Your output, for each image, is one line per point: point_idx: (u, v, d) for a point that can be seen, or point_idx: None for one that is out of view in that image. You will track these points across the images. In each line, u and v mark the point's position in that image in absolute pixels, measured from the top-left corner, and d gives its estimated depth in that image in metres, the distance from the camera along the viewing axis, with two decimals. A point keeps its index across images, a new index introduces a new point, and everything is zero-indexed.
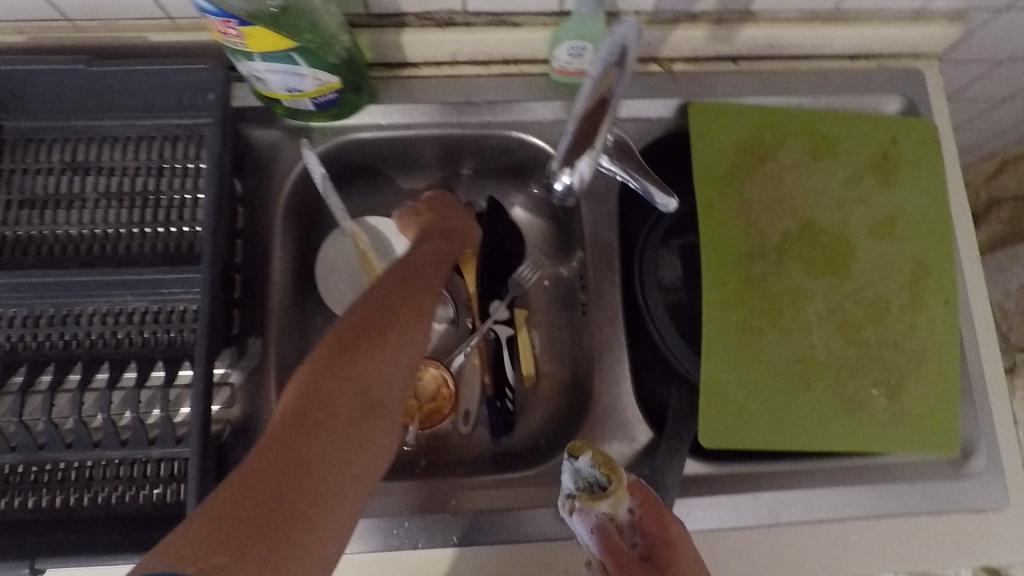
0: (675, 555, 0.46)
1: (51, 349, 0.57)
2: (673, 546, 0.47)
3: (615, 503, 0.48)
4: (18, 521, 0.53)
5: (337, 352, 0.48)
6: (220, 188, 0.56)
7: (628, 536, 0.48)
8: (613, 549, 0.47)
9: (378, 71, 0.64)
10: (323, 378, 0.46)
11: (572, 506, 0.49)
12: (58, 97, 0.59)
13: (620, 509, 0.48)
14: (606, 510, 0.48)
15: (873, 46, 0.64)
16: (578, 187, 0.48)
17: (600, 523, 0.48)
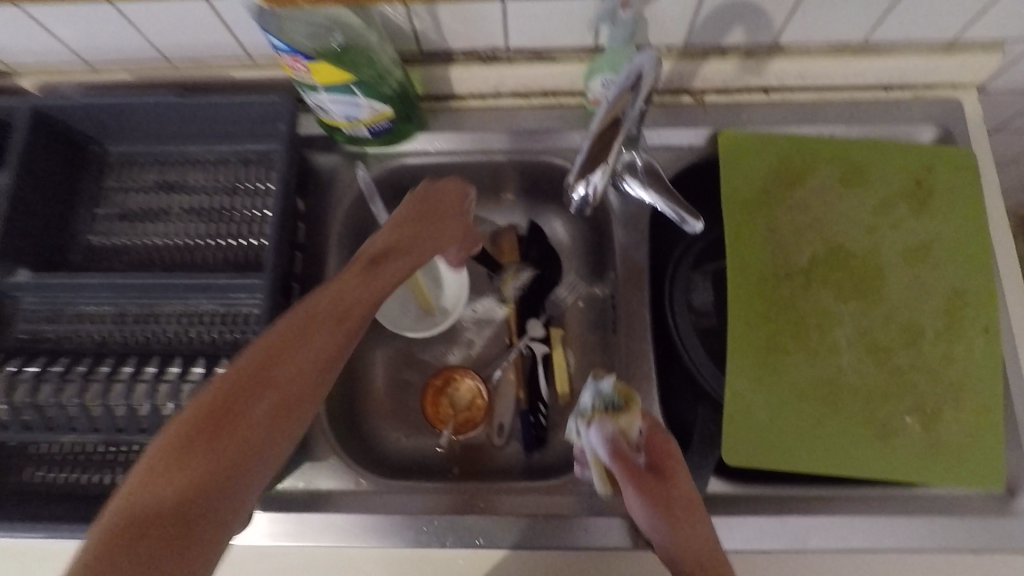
0: (676, 471, 0.50)
1: (134, 342, 0.65)
2: (674, 464, 0.50)
3: (632, 422, 0.51)
4: (95, 494, 0.60)
5: (188, 446, 0.42)
6: (284, 204, 0.63)
7: (635, 450, 0.51)
8: (626, 457, 0.49)
9: (429, 103, 0.71)
10: (150, 502, 0.39)
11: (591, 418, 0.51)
12: (156, 126, 0.69)
13: (634, 429, 0.51)
14: (622, 426, 0.51)
15: (907, 76, 0.65)
16: (592, 200, 0.50)
17: (616, 435, 0.50)
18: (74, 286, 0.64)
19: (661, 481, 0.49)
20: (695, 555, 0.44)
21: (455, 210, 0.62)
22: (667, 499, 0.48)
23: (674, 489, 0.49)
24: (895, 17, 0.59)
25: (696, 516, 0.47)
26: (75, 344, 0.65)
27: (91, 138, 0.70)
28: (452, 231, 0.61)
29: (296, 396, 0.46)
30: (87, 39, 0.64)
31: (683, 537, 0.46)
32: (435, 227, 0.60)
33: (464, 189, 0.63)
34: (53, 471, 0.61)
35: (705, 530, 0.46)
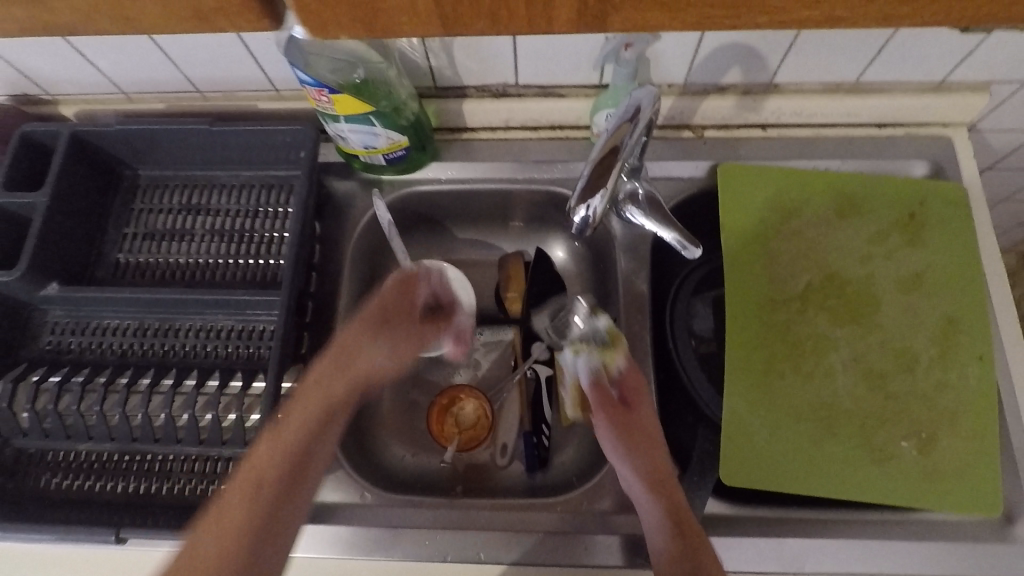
0: (642, 407, 0.59)
1: (153, 355, 0.67)
2: (642, 402, 0.60)
3: (614, 361, 0.61)
4: (108, 502, 0.61)
5: None
6: (301, 226, 0.66)
7: (613, 383, 0.61)
8: (603, 388, 0.60)
9: (442, 134, 0.75)
10: None
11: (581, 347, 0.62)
12: (184, 152, 0.73)
13: (615, 365, 0.61)
14: (606, 361, 0.61)
15: (898, 115, 0.68)
16: (592, 222, 0.52)
17: (598, 368, 0.61)
18: (101, 300, 0.67)
19: (629, 412, 0.59)
20: (646, 477, 0.55)
21: (389, 319, 0.63)
22: (631, 428, 0.58)
23: (640, 419, 0.58)
24: (884, 59, 0.63)
25: (653, 445, 0.57)
26: (96, 355, 0.68)
27: (122, 163, 0.74)
28: (390, 343, 0.62)
29: (236, 569, 0.47)
30: (126, 71, 0.68)
31: (640, 462, 0.56)
32: (368, 345, 0.60)
33: (398, 291, 0.64)
34: (69, 479, 0.63)
35: (659, 458, 0.56)
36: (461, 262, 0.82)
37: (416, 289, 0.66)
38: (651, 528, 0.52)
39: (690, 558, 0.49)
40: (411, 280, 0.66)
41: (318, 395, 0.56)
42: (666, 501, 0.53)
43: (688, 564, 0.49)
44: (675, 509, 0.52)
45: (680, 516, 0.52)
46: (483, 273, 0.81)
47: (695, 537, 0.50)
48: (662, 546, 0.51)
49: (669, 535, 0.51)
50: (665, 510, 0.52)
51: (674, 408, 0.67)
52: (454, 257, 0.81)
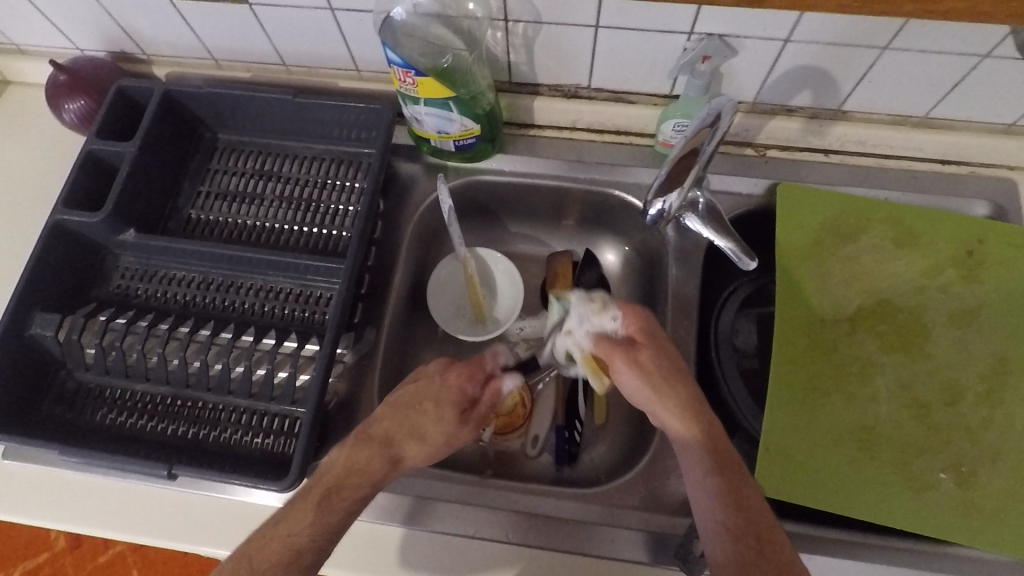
0: (652, 343, 0.57)
1: (213, 309, 0.70)
2: (650, 338, 0.58)
3: (602, 316, 0.60)
4: (157, 443, 0.64)
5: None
6: (371, 202, 0.68)
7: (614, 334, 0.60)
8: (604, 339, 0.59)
9: (510, 128, 0.78)
10: None
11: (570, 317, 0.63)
12: (263, 120, 0.76)
13: (609, 317, 0.60)
14: (595, 317, 0.61)
15: (963, 154, 0.69)
16: (670, 213, 0.57)
17: (591, 325, 0.61)
18: (172, 250, 0.70)
19: (639, 349, 0.57)
20: (677, 413, 0.53)
21: (437, 416, 0.56)
22: (650, 366, 0.56)
23: (654, 353, 0.57)
24: (958, 95, 0.63)
25: (679, 381, 0.55)
26: (160, 303, 0.71)
27: (203, 124, 0.77)
28: (434, 447, 0.55)
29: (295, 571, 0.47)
30: (220, 38, 0.72)
31: (668, 399, 0.54)
32: (413, 445, 0.54)
33: (456, 385, 0.59)
34: (122, 416, 0.65)
35: (689, 393, 0.54)
36: (511, 254, 0.84)
37: (472, 384, 0.60)
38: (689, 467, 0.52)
39: (732, 488, 0.49)
40: (469, 371, 0.60)
41: (358, 486, 0.51)
42: (701, 437, 0.52)
43: (730, 498, 0.49)
44: (711, 444, 0.52)
45: (718, 451, 0.51)
46: (532, 268, 0.83)
47: (736, 475, 0.50)
48: (704, 484, 0.50)
49: (710, 472, 0.50)
50: (703, 446, 0.52)
51: None
52: (505, 249, 0.84)
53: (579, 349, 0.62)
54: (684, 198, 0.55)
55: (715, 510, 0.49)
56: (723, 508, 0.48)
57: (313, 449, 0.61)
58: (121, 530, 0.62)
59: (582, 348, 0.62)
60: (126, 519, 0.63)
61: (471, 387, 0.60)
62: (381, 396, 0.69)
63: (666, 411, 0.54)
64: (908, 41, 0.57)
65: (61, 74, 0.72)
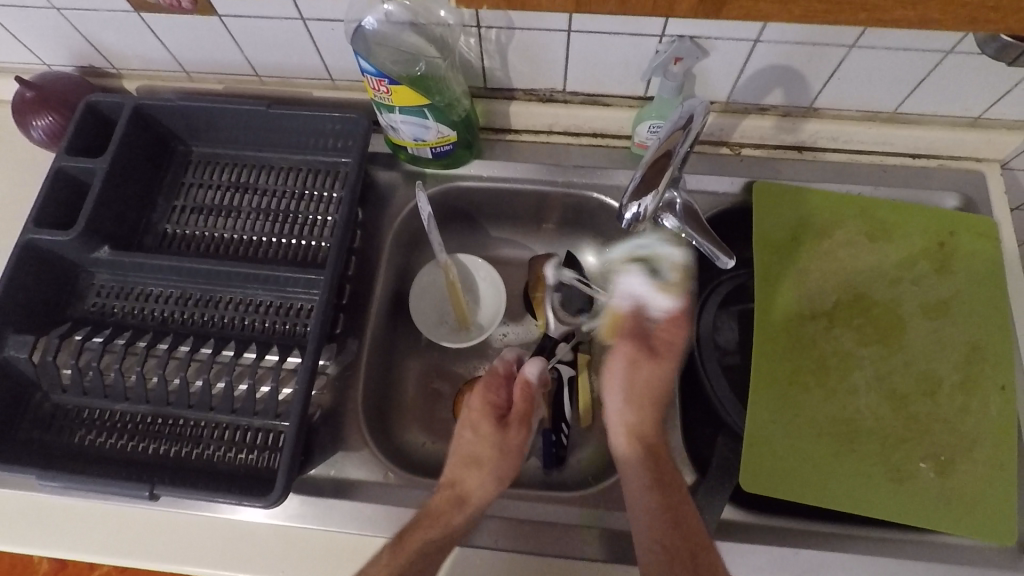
0: (668, 355, 0.64)
1: (192, 324, 0.69)
2: (672, 351, 0.64)
3: (662, 297, 0.66)
4: (139, 462, 0.63)
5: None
6: (349, 212, 0.68)
7: (651, 321, 0.66)
8: (636, 325, 0.66)
9: (487, 134, 0.78)
10: None
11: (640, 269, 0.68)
12: (237, 132, 0.76)
13: (660, 300, 0.66)
14: (655, 292, 0.66)
15: (933, 147, 0.70)
16: (645, 217, 0.56)
17: (644, 298, 0.67)
18: (148, 266, 0.69)
19: (648, 359, 0.64)
20: (635, 439, 0.60)
21: (479, 438, 0.62)
22: (636, 385, 0.63)
23: (655, 370, 0.64)
24: (925, 90, 0.64)
25: (652, 407, 0.62)
26: (137, 320, 0.70)
27: (176, 137, 0.76)
28: (494, 463, 0.60)
29: None
30: (190, 50, 0.71)
31: (636, 423, 0.61)
32: (472, 474, 0.59)
33: (482, 404, 0.64)
34: (102, 436, 0.64)
35: (653, 420, 0.61)
36: (493, 259, 0.84)
37: (495, 394, 0.64)
38: (636, 490, 0.57)
39: (669, 512, 0.54)
40: (491, 383, 0.65)
41: (436, 526, 0.55)
42: (650, 462, 0.58)
43: (667, 520, 0.54)
44: (659, 469, 0.58)
45: (661, 474, 0.57)
46: (513, 272, 0.83)
47: (677, 495, 0.56)
48: (643, 503, 0.55)
49: (652, 493, 0.56)
50: (646, 469, 0.58)
51: (693, 413, 0.68)
52: (487, 254, 0.84)
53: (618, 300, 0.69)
54: (659, 201, 0.54)
55: (654, 528, 0.54)
56: (659, 530, 0.53)
57: (298, 463, 0.60)
58: (105, 553, 0.61)
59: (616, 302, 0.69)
60: (109, 541, 0.62)
61: (500, 398, 0.65)
62: (366, 406, 0.68)
63: (625, 434, 0.61)
64: (874, 40, 0.58)
65: (27, 91, 0.71)
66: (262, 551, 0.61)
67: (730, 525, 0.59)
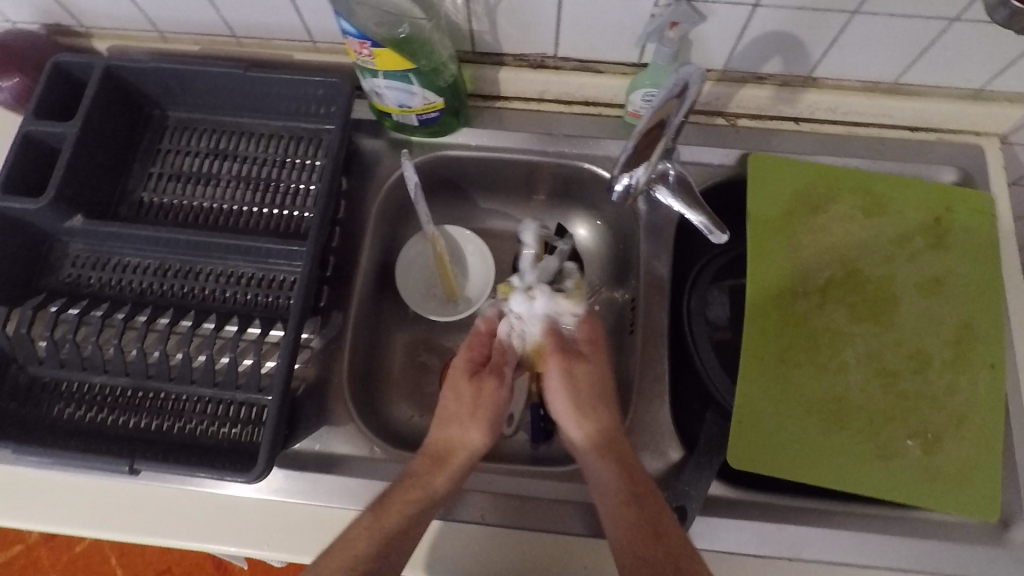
0: (597, 355, 0.61)
1: (172, 296, 0.67)
2: (597, 348, 0.61)
3: (572, 304, 0.63)
4: (119, 436, 0.61)
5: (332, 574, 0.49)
6: (332, 181, 0.65)
7: (568, 330, 0.62)
8: (557, 336, 0.61)
9: (475, 100, 0.75)
10: None
11: (542, 289, 0.63)
12: (215, 95, 0.72)
13: (572, 309, 0.63)
14: (564, 303, 0.63)
15: (932, 120, 0.69)
16: (637, 189, 0.55)
17: (556, 312, 0.62)
18: (124, 236, 0.67)
19: (580, 359, 0.60)
20: (593, 440, 0.57)
21: (451, 397, 0.59)
22: (579, 386, 0.59)
23: (591, 367, 0.60)
24: (927, 60, 0.62)
25: (604, 403, 0.58)
26: (115, 292, 0.68)
27: (151, 101, 0.73)
28: (463, 417, 0.58)
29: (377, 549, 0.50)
30: (162, 8, 0.68)
31: (591, 420, 0.58)
32: (447, 431, 0.57)
33: (462, 361, 0.61)
34: (81, 410, 0.62)
35: (611, 418, 0.58)
36: (482, 231, 0.82)
37: (473, 351, 0.62)
38: (604, 497, 0.54)
39: (647, 526, 0.51)
40: (473, 341, 0.62)
41: (418, 488, 0.54)
42: (617, 464, 0.55)
43: (645, 535, 0.51)
44: (628, 474, 0.54)
45: (635, 483, 0.54)
46: (502, 244, 0.82)
47: (654, 505, 0.53)
48: (619, 518, 0.52)
49: (628, 510, 0.52)
50: (619, 478, 0.54)
51: (683, 389, 0.68)
52: (476, 226, 0.82)
53: (527, 329, 0.62)
54: (651, 174, 0.53)
55: (632, 542, 0.51)
56: (632, 548, 0.51)
57: (281, 437, 0.59)
58: (87, 527, 0.61)
59: (529, 333, 0.62)
60: (91, 516, 0.61)
61: (478, 352, 0.62)
62: (351, 380, 0.67)
63: (586, 437, 0.57)
64: (878, 6, 0.56)
65: None
66: (246, 525, 0.60)
67: (716, 500, 0.59)
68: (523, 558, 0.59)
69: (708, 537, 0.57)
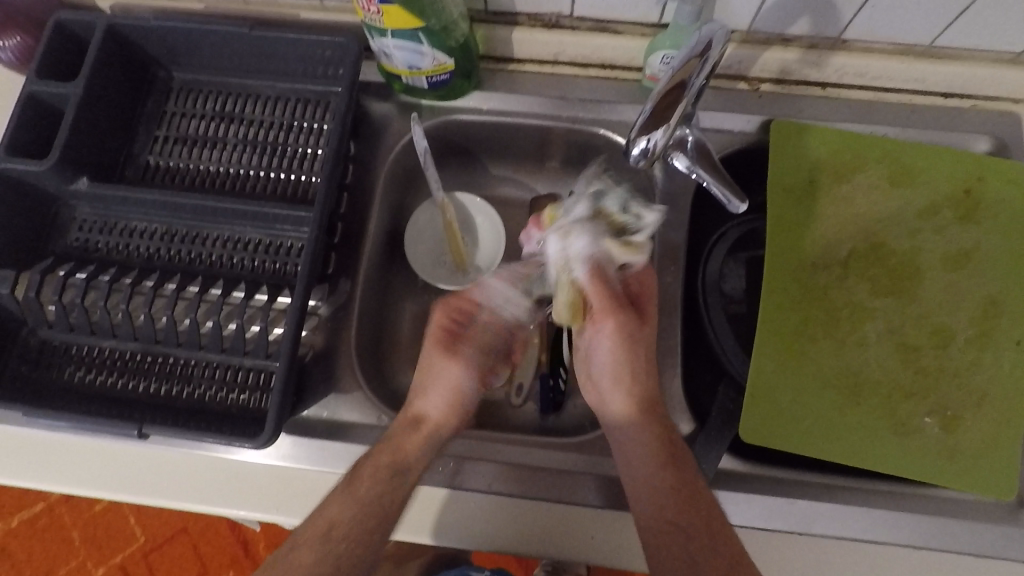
0: (651, 311, 0.58)
1: (179, 262, 0.67)
2: (647, 305, 0.58)
3: (629, 254, 0.56)
4: (129, 400, 0.61)
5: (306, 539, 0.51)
6: (340, 145, 0.64)
7: (614, 276, 0.57)
8: (605, 286, 0.56)
9: (488, 63, 0.72)
10: None
11: (583, 230, 0.57)
12: (221, 56, 0.71)
13: (621, 259, 0.56)
14: (617, 251, 0.56)
15: (967, 86, 0.65)
16: (654, 153, 0.52)
17: (603, 255, 0.56)
18: (130, 200, 0.66)
19: (633, 315, 0.56)
20: (636, 405, 0.55)
21: (426, 361, 0.60)
22: (633, 352, 0.55)
23: (647, 331, 0.57)
24: (966, 22, 0.58)
25: (648, 368, 0.56)
26: (123, 256, 0.67)
27: (156, 62, 0.72)
28: (439, 390, 0.59)
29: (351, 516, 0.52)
30: None
31: (635, 386, 0.56)
32: (422, 399, 0.58)
33: (437, 325, 0.61)
34: (91, 374, 0.62)
35: (650, 381, 0.56)
36: (492, 199, 0.80)
37: (450, 317, 0.61)
38: (640, 459, 0.53)
39: (682, 488, 0.52)
40: (456, 303, 0.62)
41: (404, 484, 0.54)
42: (653, 425, 0.54)
43: (682, 497, 0.51)
44: (666, 438, 0.54)
45: (672, 444, 0.54)
46: (513, 212, 0.80)
47: (688, 470, 0.53)
48: (656, 477, 0.52)
49: (666, 471, 0.52)
50: (658, 437, 0.54)
51: (695, 361, 0.67)
52: (486, 193, 0.80)
53: (569, 269, 0.56)
54: (669, 138, 0.50)
55: (667, 505, 0.51)
56: (672, 510, 0.51)
57: (289, 404, 0.59)
58: (99, 489, 0.61)
59: (572, 275, 0.56)
60: (104, 478, 0.61)
61: (450, 320, 0.61)
62: (359, 347, 0.67)
63: (629, 394, 0.56)
64: None
65: None
66: (255, 490, 0.61)
67: (726, 474, 0.58)
68: (529, 528, 0.59)
69: None
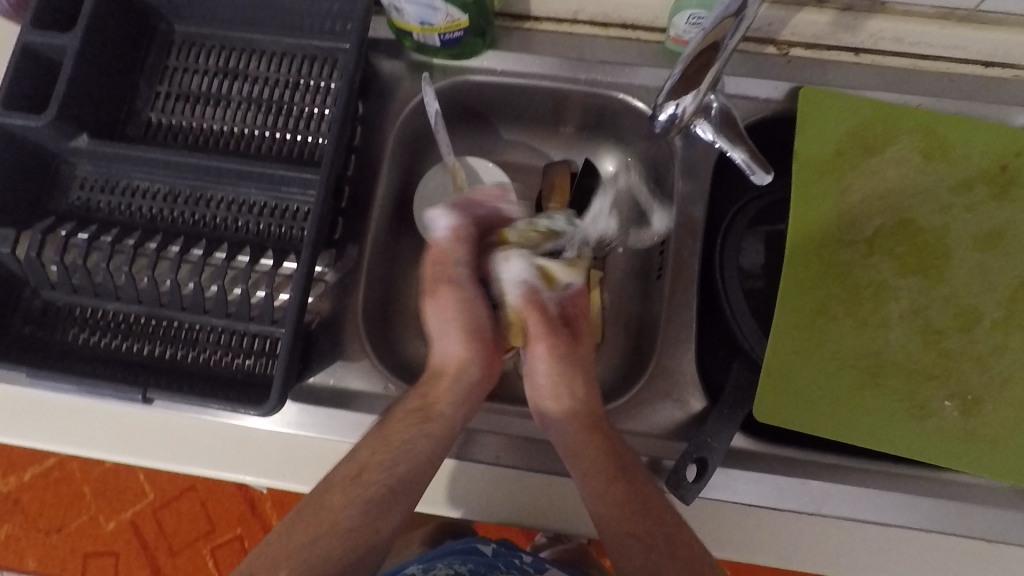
0: (585, 335, 0.64)
1: (182, 223, 0.65)
2: (582, 330, 0.64)
3: (567, 273, 0.63)
4: (133, 364, 0.61)
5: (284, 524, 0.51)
6: (348, 106, 0.61)
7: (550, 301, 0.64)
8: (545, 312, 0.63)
9: (503, 20, 0.69)
10: None
11: (519, 255, 0.63)
12: (224, 8, 0.67)
13: (563, 279, 0.63)
14: (559, 271, 0.63)
15: (1011, 55, 0.61)
16: (682, 120, 0.51)
17: (539, 281, 0.63)
18: (132, 159, 0.64)
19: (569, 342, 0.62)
20: (576, 414, 0.57)
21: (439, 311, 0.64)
22: (567, 369, 0.61)
23: (580, 350, 0.63)
24: None
25: (583, 380, 0.61)
26: (126, 217, 0.65)
27: (157, 14, 0.69)
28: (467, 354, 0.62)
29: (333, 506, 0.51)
30: None
31: (569, 398, 0.59)
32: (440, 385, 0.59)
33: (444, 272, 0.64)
34: (96, 336, 0.62)
35: (588, 394, 0.59)
36: (503, 164, 0.78)
37: (457, 267, 0.64)
38: (591, 473, 0.53)
39: (634, 503, 0.52)
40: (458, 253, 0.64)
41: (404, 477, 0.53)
42: (601, 439, 0.55)
43: (636, 512, 0.52)
44: (613, 451, 0.54)
45: (621, 459, 0.54)
46: (526, 178, 0.77)
47: (639, 483, 0.53)
48: (607, 492, 0.52)
49: (616, 487, 0.52)
50: (607, 452, 0.54)
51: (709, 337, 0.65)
52: (498, 159, 0.78)
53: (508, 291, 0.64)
54: (700, 104, 0.49)
55: (624, 521, 0.51)
56: (626, 523, 0.51)
57: (295, 371, 0.58)
58: (107, 451, 0.61)
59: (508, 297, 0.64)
60: (110, 440, 0.61)
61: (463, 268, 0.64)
62: (366, 315, 0.66)
63: (566, 402, 0.58)
64: None
65: None
66: (261, 456, 0.60)
67: (736, 452, 0.58)
68: (536, 500, 0.58)
69: (726, 488, 0.55)
